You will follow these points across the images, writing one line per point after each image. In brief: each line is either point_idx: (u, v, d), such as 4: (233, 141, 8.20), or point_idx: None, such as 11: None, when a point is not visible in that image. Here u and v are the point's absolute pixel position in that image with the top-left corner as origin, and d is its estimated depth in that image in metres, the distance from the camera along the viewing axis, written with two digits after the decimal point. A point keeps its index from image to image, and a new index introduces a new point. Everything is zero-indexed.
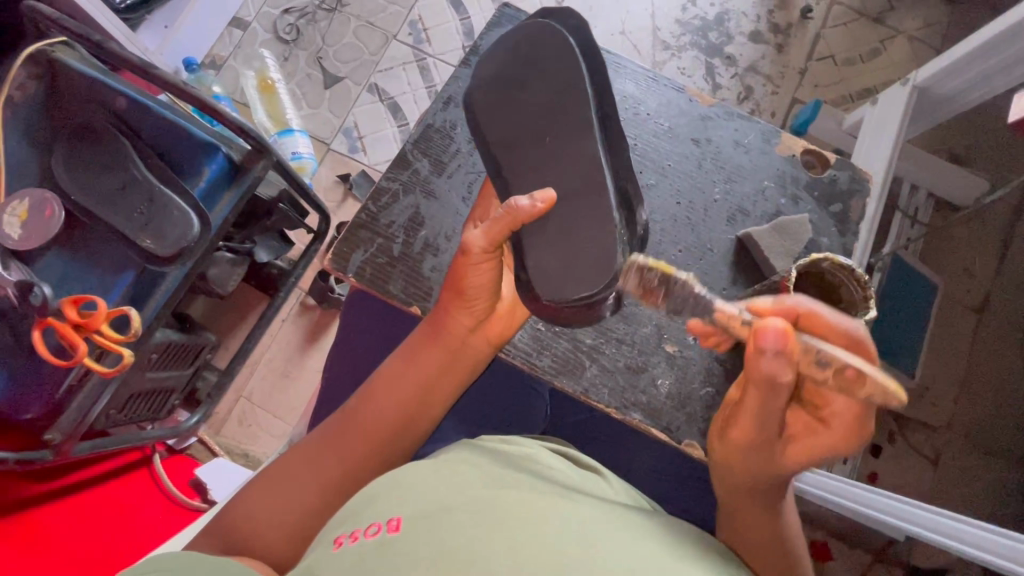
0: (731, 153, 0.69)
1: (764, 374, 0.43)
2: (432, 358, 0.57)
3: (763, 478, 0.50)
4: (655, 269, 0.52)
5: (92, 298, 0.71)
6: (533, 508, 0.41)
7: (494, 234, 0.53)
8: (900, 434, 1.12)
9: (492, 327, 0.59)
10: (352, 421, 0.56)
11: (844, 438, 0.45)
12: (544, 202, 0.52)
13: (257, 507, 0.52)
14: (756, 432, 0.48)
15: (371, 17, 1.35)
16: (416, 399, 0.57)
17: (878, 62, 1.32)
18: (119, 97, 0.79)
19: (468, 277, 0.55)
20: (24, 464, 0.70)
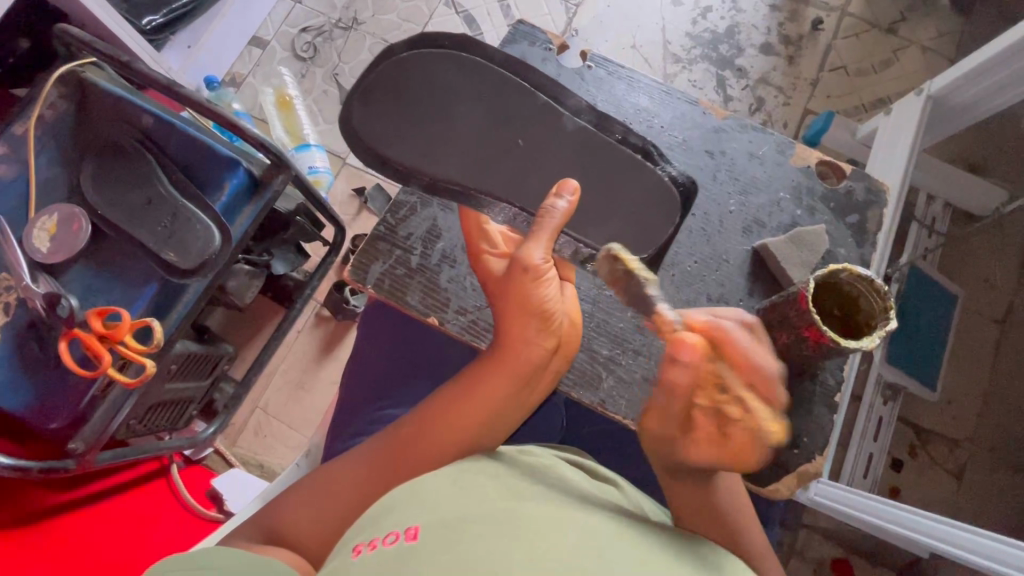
0: (746, 165, 0.69)
1: (671, 379, 0.47)
2: (510, 382, 0.55)
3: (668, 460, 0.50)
4: (621, 262, 0.52)
5: (116, 310, 0.73)
6: (547, 522, 0.41)
7: (546, 243, 0.57)
8: (920, 449, 1.10)
9: (568, 347, 0.59)
10: (415, 438, 0.55)
11: (733, 455, 0.45)
12: (574, 194, 0.56)
13: (296, 512, 0.52)
14: (662, 426, 0.50)
15: (386, 35, 1.38)
16: (482, 422, 0.55)
17: (890, 72, 1.32)
18: (144, 114, 0.81)
19: (534, 292, 0.56)
20: (48, 472, 0.73)
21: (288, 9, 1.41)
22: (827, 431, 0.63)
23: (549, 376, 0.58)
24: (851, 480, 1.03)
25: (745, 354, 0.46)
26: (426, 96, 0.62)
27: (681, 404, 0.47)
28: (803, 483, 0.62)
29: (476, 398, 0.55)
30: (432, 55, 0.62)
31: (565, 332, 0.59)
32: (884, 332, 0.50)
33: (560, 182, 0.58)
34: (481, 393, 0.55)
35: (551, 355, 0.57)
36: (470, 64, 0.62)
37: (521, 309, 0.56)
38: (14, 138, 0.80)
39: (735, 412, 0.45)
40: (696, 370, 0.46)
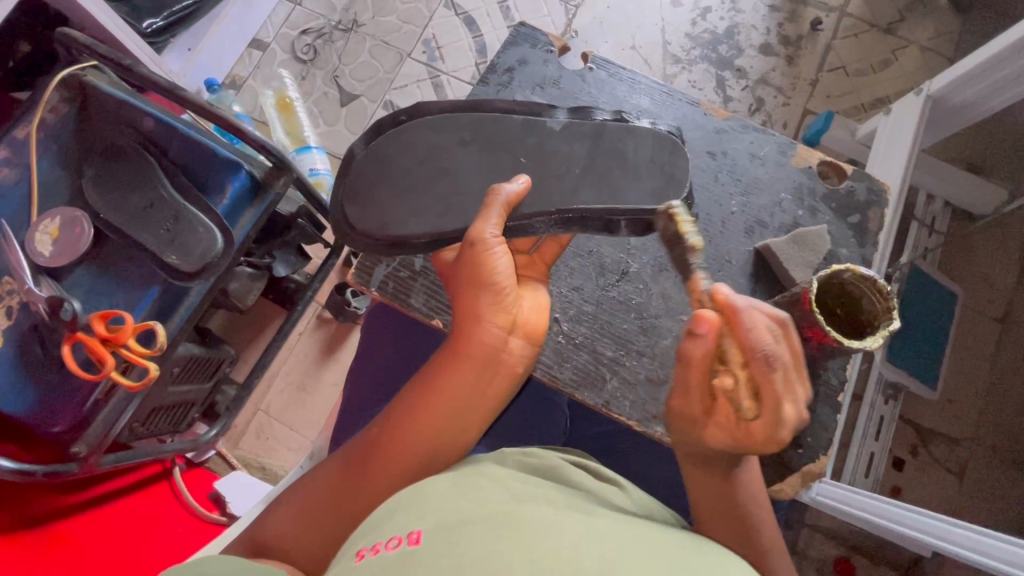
0: (747, 166, 0.70)
1: (683, 349, 0.46)
2: (463, 368, 0.54)
3: (693, 445, 0.51)
4: (674, 222, 0.53)
5: (119, 313, 0.73)
6: (551, 525, 0.40)
7: (498, 221, 0.56)
8: (921, 447, 1.11)
9: (531, 325, 0.56)
10: (378, 438, 0.54)
11: (742, 441, 0.46)
12: (523, 181, 0.57)
13: (288, 520, 0.53)
14: (683, 407, 0.49)
15: (386, 37, 1.38)
16: (449, 415, 0.54)
17: (890, 72, 1.33)
18: (146, 117, 0.82)
19: (485, 267, 0.54)
20: (52, 476, 0.73)
21: (288, 11, 1.41)
22: (831, 431, 0.63)
23: (513, 360, 0.55)
24: (853, 479, 1.03)
25: (753, 332, 0.43)
26: (409, 144, 0.62)
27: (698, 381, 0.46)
28: (807, 483, 0.62)
29: (434, 388, 0.54)
30: (404, 128, 0.63)
31: (529, 313, 0.56)
32: (887, 332, 0.50)
33: (513, 176, 0.59)
34: (439, 383, 0.54)
35: (505, 335, 0.54)
36: (434, 119, 0.62)
37: (470, 288, 0.54)
38: (16, 142, 0.80)
39: (728, 386, 0.45)
40: (704, 344, 0.45)
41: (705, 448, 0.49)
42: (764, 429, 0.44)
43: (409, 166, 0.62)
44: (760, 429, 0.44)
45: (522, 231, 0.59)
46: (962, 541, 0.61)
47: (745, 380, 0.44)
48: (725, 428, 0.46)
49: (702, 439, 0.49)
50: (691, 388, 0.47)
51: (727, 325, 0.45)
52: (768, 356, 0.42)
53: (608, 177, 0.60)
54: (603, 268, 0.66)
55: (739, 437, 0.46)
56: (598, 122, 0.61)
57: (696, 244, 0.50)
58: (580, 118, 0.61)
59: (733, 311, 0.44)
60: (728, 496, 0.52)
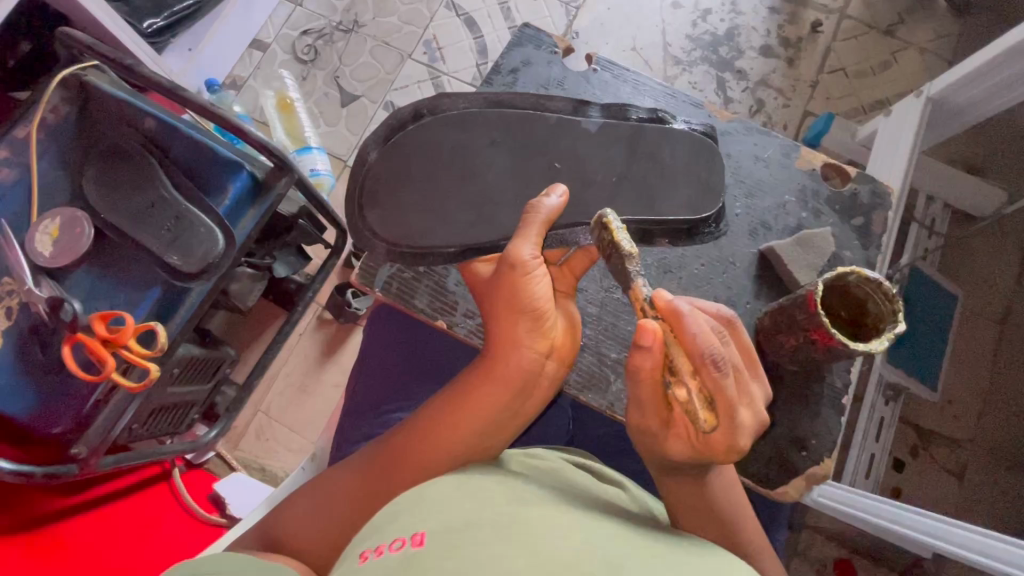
0: (752, 168, 0.70)
1: (632, 365, 0.45)
2: (500, 390, 0.52)
3: (658, 459, 0.49)
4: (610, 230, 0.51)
5: (120, 314, 0.72)
6: (556, 528, 0.40)
7: (535, 238, 0.54)
8: (922, 449, 1.11)
9: (565, 348, 0.55)
10: (402, 451, 0.53)
11: (706, 450, 0.45)
12: (564, 196, 0.56)
13: (296, 520, 0.52)
14: (640, 419, 0.48)
15: (387, 37, 1.38)
16: (480, 436, 0.53)
17: (890, 74, 1.33)
18: (147, 117, 0.81)
19: (524, 289, 0.53)
20: (51, 478, 0.72)
21: (289, 11, 1.41)
22: (835, 433, 0.63)
23: (547, 384, 0.55)
24: (854, 481, 1.03)
25: (696, 340, 0.43)
26: (431, 147, 0.62)
27: (650, 390, 0.46)
28: (811, 485, 0.62)
29: (469, 407, 0.53)
30: (425, 126, 0.61)
31: (561, 333, 0.56)
32: (892, 334, 0.49)
33: (549, 186, 0.58)
34: (471, 403, 0.53)
35: (543, 360, 0.53)
36: (460, 117, 0.61)
37: (505, 307, 0.53)
38: (16, 142, 0.80)
39: (681, 393, 0.44)
40: (655, 356, 0.44)
41: (668, 459, 0.48)
42: (724, 438, 0.43)
43: (437, 170, 0.62)
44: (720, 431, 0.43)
45: (565, 241, 0.60)
46: (960, 541, 0.61)
47: (699, 387, 0.44)
48: (685, 435, 0.46)
49: (664, 451, 0.48)
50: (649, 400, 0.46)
51: (669, 333, 0.44)
52: (716, 361, 0.42)
53: (645, 184, 0.61)
54: (607, 269, 0.66)
55: (704, 445, 0.45)
56: (635, 122, 0.62)
57: (632, 252, 0.49)
58: (615, 118, 0.62)
59: (676, 317, 0.43)
60: (704, 502, 0.51)
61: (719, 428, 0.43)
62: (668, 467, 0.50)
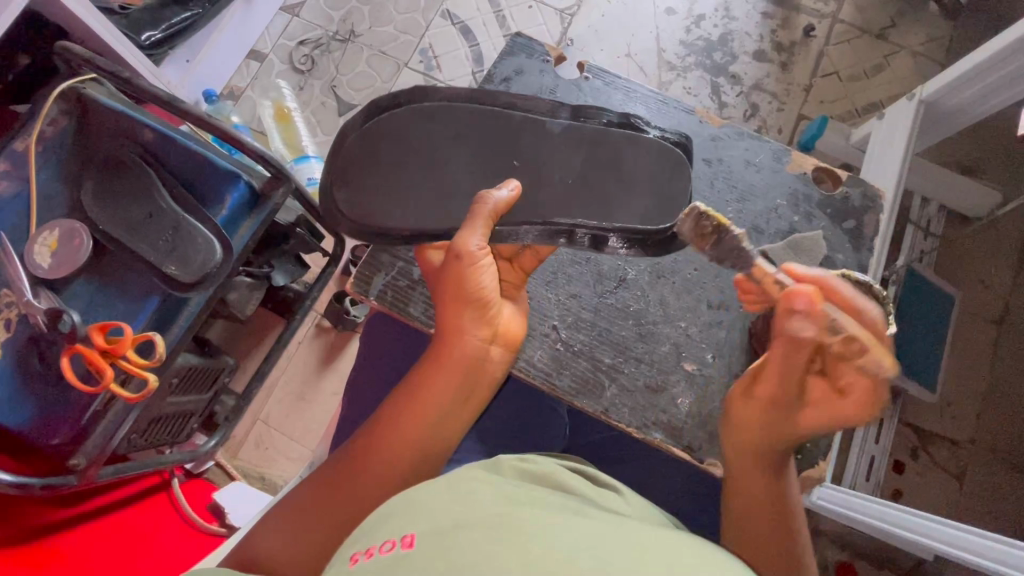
0: (743, 173, 0.70)
1: (791, 328, 0.51)
2: (447, 376, 0.55)
3: (780, 435, 0.55)
4: (710, 217, 0.54)
5: (118, 324, 0.73)
6: (547, 527, 0.39)
7: (482, 231, 0.56)
8: (922, 451, 1.11)
9: (510, 334, 0.59)
10: (366, 447, 0.54)
11: (854, 412, 0.50)
12: (513, 191, 0.57)
13: (273, 538, 0.51)
14: (779, 388, 0.54)
15: (383, 47, 1.40)
16: (432, 421, 0.55)
17: (882, 77, 1.34)
18: (146, 129, 0.82)
19: (472, 281, 0.55)
20: (51, 489, 0.73)
21: (286, 22, 1.42)
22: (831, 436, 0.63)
23: (493, 368, 0.58)
24: (854, 484, 1.03)
25: (848, 301, 0.52)
26: (403, 132, 0.61)
27: (802, 355, 0.52)
28: (807, 487, 0.62)
29: (418, 398, 0.55)
30: (400, 114, 0.61)
31: (506, 321, 0.58)
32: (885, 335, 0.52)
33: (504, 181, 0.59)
34: (423, 393, 0.55)
35: (486, 344, 0.56)
36: (433, 109, 0.60)
37: (454, 301, 0.56)
38: (15, 155, 0.81)
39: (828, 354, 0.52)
40: (817, 317, 0.50)
41: (796, 433, 0.54)
42: (867, 393, 0.50)
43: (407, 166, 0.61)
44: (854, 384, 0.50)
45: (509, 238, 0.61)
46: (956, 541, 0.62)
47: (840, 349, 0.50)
48: (820, 400, 0.53)
49: (796, 421, 0.54)
50: (795, 369, 0.52)
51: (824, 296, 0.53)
52: (873, 316, 0.51)
53: (603, 194, 0.61)
54: (601, 274, 0.67)
55: (842, 408, 0.51)
56: (600, 128, 0.61)
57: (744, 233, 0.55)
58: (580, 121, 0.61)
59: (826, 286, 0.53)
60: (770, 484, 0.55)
61: (868, 388, 0.50)
62: (779, 445, 0.55)
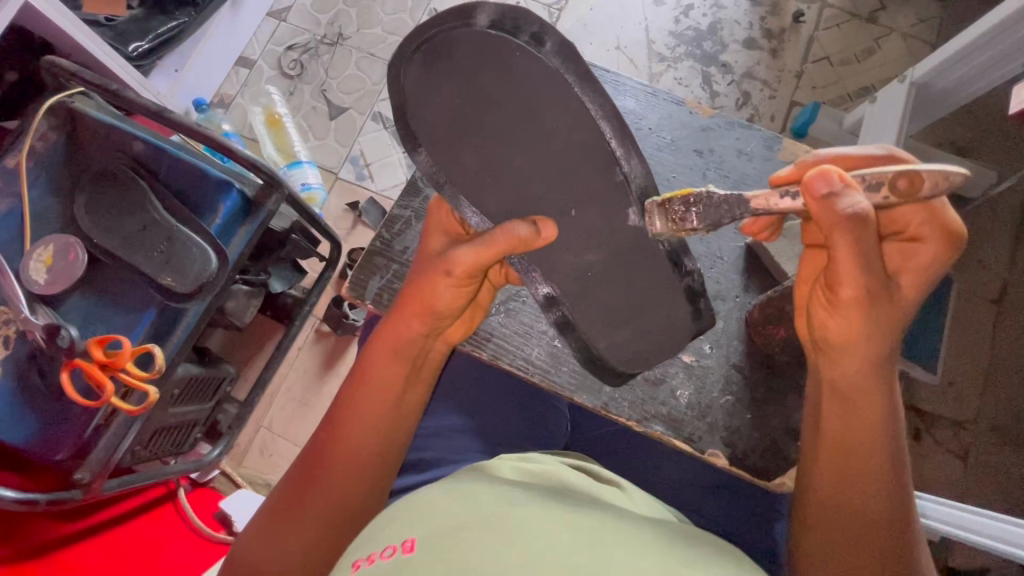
0: (735, 162, 0.70)
1: (845, 213, 0.40)
2: (399, 367, 0.58)
3: (885, 334, 0.44)
4: (674, 199, 0.46)
5: (116, 337, 0.73)
6: (550, 524, 0.39)
7: (484, 255, 0.51)
8: (926, 432, 1.10)
9: (451, 330, 0.61)
10: (328, 442, 0.57)
11: (943, 243, 0.44)
12: (546, 238, 0.49)
13: (260, 546, 0.54)
14: (868, 284, 0.42)
15: (372, 49, 1.39)
16: (391, 411, 0.58)
17: (873, 60, 1.34)
18: (136, 140, 0.82)
19: (439, 296, 0.55)
20: (55, 505, 0.72)
21: (273, 28, 1.42)
22: None
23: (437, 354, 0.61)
24: None
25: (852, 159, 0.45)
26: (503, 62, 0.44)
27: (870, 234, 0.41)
28: None
29: (368, 389, 0.58)
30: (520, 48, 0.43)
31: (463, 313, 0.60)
32: None
33: (540, 217, 0.50)
34: (373, 383, 0.58)
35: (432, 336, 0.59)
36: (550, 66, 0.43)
37: (415, 308, 0.56)
38: (6, 171, 0.81)
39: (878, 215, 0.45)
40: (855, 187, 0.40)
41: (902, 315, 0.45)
42: (938, 217, 0.44)
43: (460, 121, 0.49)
44: (921, 225, 0.44)
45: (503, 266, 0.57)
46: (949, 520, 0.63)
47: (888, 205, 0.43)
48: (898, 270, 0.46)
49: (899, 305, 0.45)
50: (874, 249, 0.42)
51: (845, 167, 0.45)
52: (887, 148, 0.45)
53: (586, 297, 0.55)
54: None
55: (922, 256, 0.45)
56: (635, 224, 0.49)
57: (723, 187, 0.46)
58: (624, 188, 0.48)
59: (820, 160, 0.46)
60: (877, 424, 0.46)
61: (930, 216, 0.44)
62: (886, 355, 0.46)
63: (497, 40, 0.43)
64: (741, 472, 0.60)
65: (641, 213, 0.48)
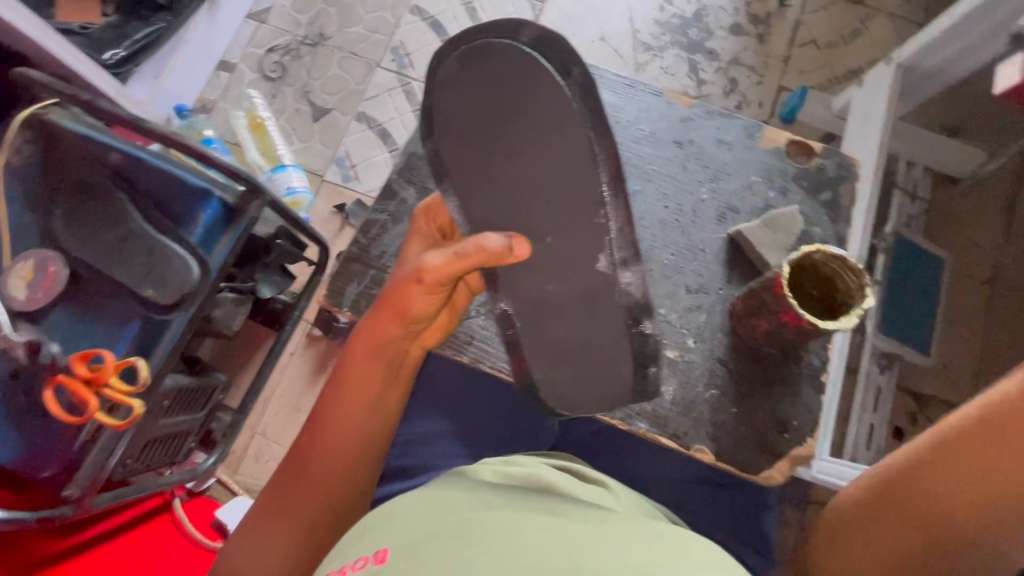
0: (715, 152, 0.69)
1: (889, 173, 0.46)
2: (376, 367, 0.58)
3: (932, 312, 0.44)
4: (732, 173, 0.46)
5: (99, 352, 0.72)
6: (522, 525, 0.39)
7: (456, 266, 0.50)
8: (922, 415, 1.10)
9: (428, 334, 0.61)
10: (313, 442, 0.59)
11: None
12: (518, 254, 0.47)
13: (249, 546, 0.56)
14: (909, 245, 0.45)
15: (354, 48, 1.38)
16: (374, 414, 0.59)
17: (861, 42, 1.32)
18: (111, 150, 0.80)
19: (413, 303, 0.54)
20: (42, 522, 0.71)
21: (253, 30, 1.40)
22: (816, 413, 0.61)
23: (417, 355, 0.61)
24: (855, 455, 1.04)
25: None
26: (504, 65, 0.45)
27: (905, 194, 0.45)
28: (797, 466, 0.60)
29: (348, 391, 0.58)
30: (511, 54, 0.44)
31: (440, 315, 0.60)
32: (862, 310, 0.50)
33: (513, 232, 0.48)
34: (354, 387, 0.58)
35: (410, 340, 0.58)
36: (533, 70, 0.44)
37: (391, 315, 0.55)
38: None
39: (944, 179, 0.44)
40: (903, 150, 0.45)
41: None
42: None
43: (456, 121, 0.49)
44: None
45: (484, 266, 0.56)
46: None
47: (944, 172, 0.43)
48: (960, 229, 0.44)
49: None
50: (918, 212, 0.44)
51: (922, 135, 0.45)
52: None
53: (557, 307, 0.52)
54: None
55: None
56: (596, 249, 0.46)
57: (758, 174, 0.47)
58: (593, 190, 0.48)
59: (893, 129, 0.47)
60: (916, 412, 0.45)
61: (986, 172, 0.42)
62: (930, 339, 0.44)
63: (531, 60, 0.43)
64: (727, 467, 0.60)
65: (612, 261, 0.46)
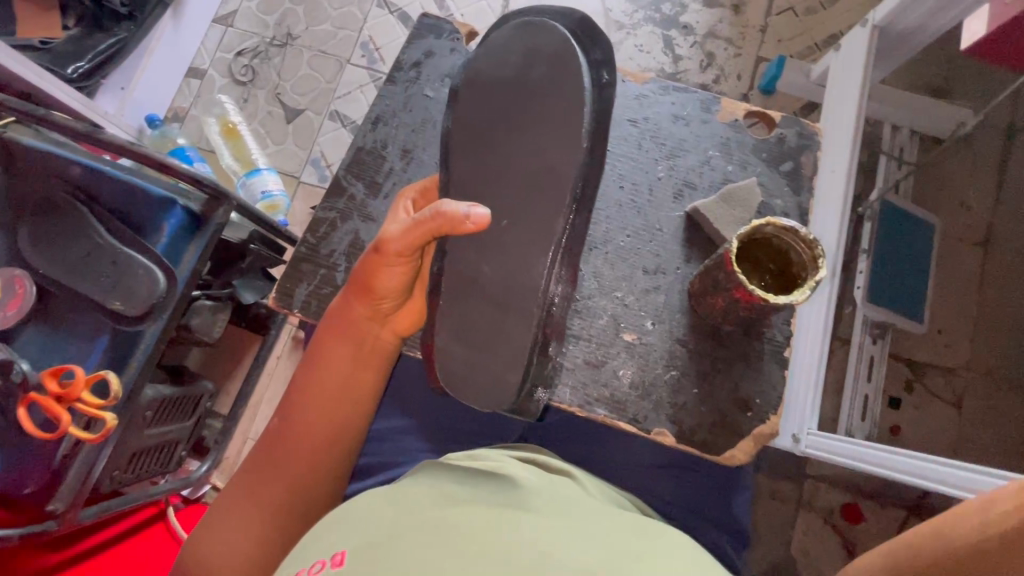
0: (671, 128, 0.68)
1: None
2: (348, 346, 0.59)
3: None
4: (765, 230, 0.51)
5: (70, 367, 0.72)
6: (470, 517, 0.39)
7: (417, 235, 0.51)
8: (918, 383, 1.06)
9: (399, 321, 0.60)
10: (284, 430, 0.58)
11: None
12: (475, 223, 0.48)
13: (205, 542, 0.53)
14: None
15: (323, 46, 1.36)
16: (344, 407, 0.58)
17: (840, 6, 1.29)
18: (72, 165, 0.80)
19: (380, 276, 0.55)
20: (29, 538, 0.70)
21: (221, 34, 1.39)
22: (780, 388, 0.61)
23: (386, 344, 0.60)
24: (850, 427, 1.03)
25: None
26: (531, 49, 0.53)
27: None
28: (761, 444, 0.60)
29: (321, 374, 0.59)
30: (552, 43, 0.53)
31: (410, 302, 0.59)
32: (814, 283, 0.48)
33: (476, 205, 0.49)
34: (326, 370, 0.59)
35: (378, 321, 0.59)
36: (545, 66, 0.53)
37: (361, 290, 0.57)
38: None
39: None
40: None
41: None
42: None
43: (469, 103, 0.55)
44: None
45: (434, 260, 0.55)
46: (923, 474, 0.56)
47: None
48: None
49: None
50: None
51: None
52: None
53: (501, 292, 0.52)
54: None
55: None
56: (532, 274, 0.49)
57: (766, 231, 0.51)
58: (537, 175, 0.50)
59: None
60: None
61: None
62: None
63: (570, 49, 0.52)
64: (688, 448, 0.60)
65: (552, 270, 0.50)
